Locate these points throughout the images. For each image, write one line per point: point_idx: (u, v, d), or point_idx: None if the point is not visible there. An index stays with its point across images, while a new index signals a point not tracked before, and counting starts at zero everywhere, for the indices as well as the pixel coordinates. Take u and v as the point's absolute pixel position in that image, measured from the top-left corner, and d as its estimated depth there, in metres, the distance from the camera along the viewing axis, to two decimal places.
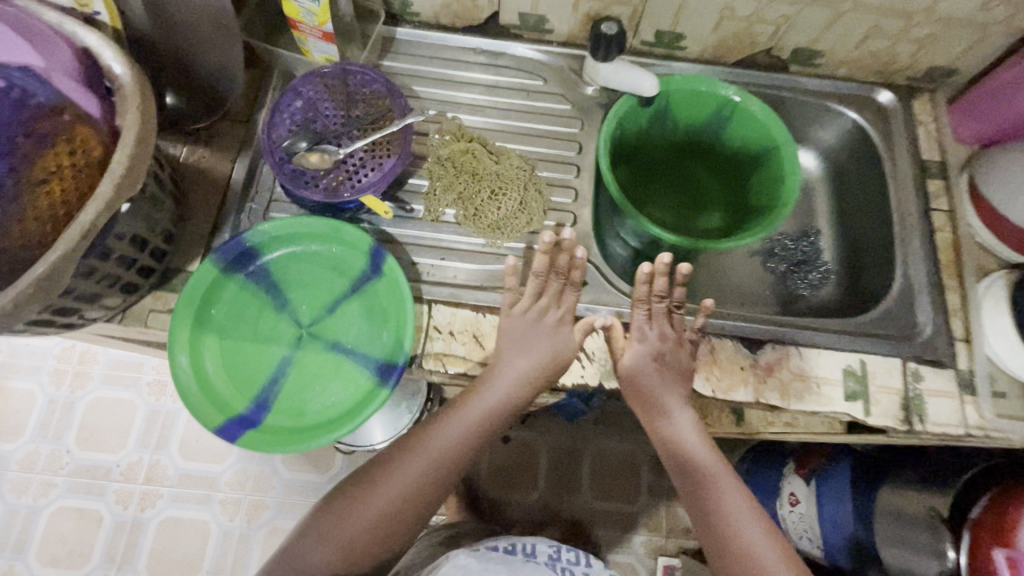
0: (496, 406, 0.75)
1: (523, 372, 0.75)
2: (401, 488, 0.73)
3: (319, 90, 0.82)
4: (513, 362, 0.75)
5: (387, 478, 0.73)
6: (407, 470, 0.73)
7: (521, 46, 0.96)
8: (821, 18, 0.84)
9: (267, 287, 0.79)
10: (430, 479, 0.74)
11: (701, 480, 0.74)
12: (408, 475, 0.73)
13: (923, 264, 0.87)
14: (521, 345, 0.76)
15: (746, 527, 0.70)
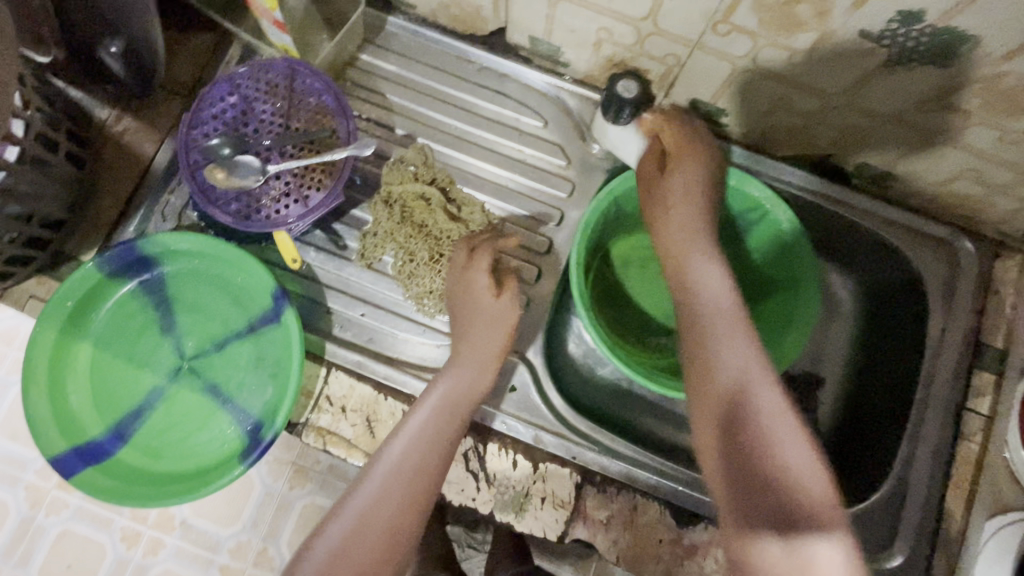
0: (438, 425, 0.59)
1: (445, 401, 0.60)
2: (352, 547, 0.53)
3: (259, 87, 0.68)
4: (428, 399, 0.60)
5: (367, 522, 0.54)
6: (357, 527, 0.53)
7: (528, 73, 0.79)
8: (904, 140, 0.64)
9: (157, 303, 0.70)
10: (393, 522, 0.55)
11: (727, 409, 0.51)
12: (359, 526, 0.54)
13: (931, 473, 0.69)
14: (449, 376, 0.62)
15: (792, 453, 0.46)
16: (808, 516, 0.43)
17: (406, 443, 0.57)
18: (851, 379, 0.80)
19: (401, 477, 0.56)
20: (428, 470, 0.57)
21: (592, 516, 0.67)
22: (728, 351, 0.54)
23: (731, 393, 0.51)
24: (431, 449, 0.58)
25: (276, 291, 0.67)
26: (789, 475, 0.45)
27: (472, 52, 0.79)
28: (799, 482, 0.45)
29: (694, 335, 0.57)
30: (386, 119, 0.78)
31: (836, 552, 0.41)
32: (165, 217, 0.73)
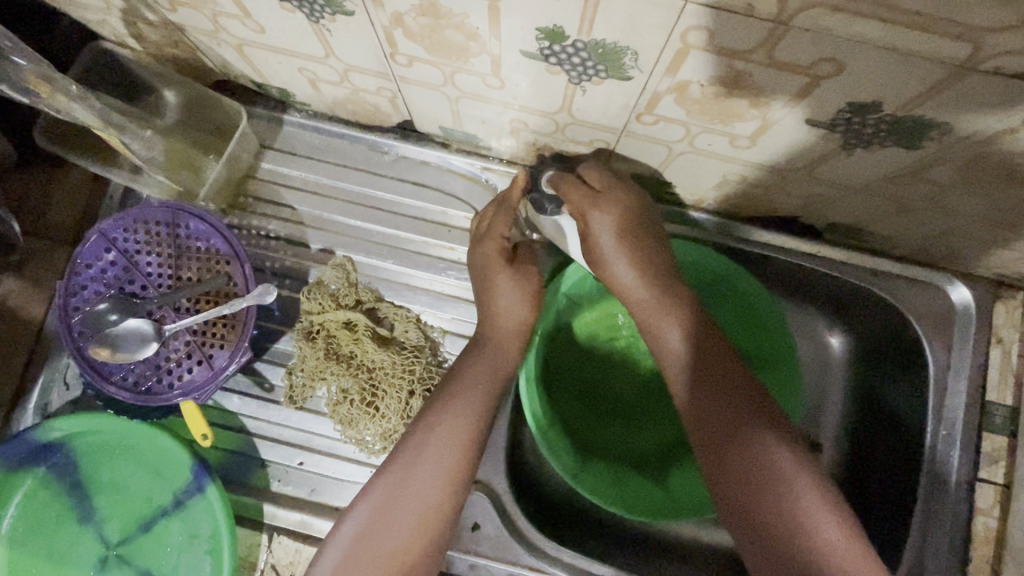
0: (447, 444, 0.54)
1: (449, 429, 0.54)
2: (368, 556, 0.49)
3: (139, 238, 0.60)
4: (429, 419, 0.55)
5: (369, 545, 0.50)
6: (370, 535, 0.50)
7: (449, 158, 0.70)
8: (880, 205, 0.55)
9: (71, 489, 0.63)
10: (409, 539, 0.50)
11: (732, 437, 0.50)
12: (370, 534, 0.50)
13: (947, 559, 0.62)
14: (454, 394, 0.57)
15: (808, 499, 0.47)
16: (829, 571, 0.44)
17: (425, 457, 0.53)
18: (850, 445, 0.74)
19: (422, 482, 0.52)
20: (442, 490, 0.53)
21: None
22: (732, 420, 0.51)
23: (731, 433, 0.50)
24: (451, 465, 0.53)
25: (196, 463, 0.61)
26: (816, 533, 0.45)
27: (384, 143, 0.70)
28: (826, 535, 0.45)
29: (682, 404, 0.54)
30: (298, 234, 0.70)
31: None
32: (69, 384, 0.66)
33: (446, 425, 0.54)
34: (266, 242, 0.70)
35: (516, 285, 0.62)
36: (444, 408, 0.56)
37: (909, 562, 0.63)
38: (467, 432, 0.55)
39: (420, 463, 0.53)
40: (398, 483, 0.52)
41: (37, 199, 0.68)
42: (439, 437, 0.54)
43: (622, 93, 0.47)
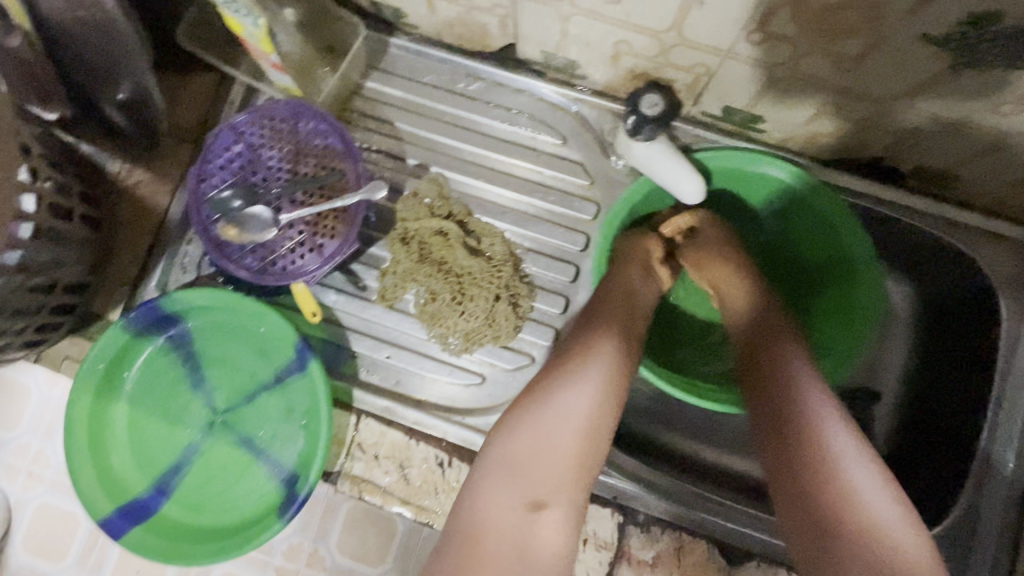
0: (603, 373, 0.52)
1: (601, 363, 0.53)
2: (525, 466, 0.48)
3: (263, 134, 0.66)
4: (585, 356, 0.53)
5: (537, 457, 0.48)
6: (518, 463, 0.48)
7: (542, 86, 0.74)
8: (974, 141, 0.57)
9: (185, 358, 0.70)
10: (572, 454, 0.49)
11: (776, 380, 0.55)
12: (527, 451, 0.48)
13: (1002, 499, 0.64)
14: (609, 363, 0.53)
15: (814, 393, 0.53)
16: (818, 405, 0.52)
17: (579, 383, 0.51)
18: (911, 391, 0.75)
19: (569, 418, 0.49)
20: (597, 414, 0.51)
21: (636, 556, 0.65)
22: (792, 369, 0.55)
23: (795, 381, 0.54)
24: (607, 388, 0.52)
25: (300, 343, 0.66)
26: (893, 545, 0.44)
27: (483, 69, 0.75)
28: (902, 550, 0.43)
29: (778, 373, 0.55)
30: (397, 149, 0.75)
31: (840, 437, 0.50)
32: (185, 269, 0.72)
33: (594, 367, 0.52)
34: (365, 155, 0.75)
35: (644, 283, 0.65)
36: (574, 363, 0.53)
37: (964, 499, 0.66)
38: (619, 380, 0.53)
39: (562, 394, 0.50)
40: (558, 410, 0.50)
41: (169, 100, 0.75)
42: (580, 374, 0.52)
43: (739, 9, 0.50)
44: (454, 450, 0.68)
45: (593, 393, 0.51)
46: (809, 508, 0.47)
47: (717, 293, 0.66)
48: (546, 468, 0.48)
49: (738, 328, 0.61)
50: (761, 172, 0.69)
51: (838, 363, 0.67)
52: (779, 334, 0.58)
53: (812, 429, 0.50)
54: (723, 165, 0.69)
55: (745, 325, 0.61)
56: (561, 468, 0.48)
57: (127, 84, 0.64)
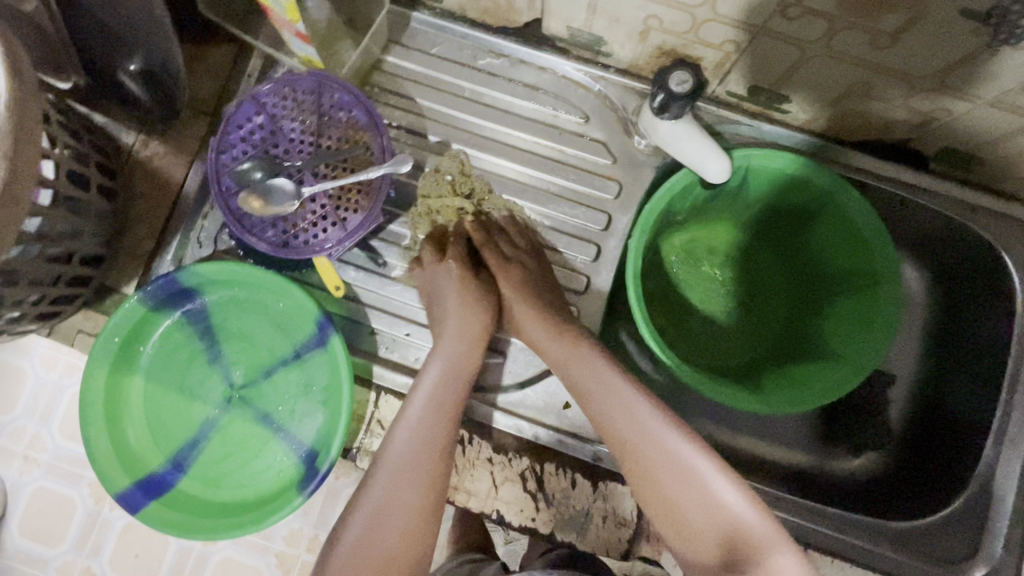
0: (437, 406, 0.59)
1: (431, 393, 0.59)
2: (382, 525, 0.53)
3: (286, 105, 0.65)
4: (416, 395, 0.59)
5: (398, 494, 0.54)
6: (386, 502, 0.54)
7: (565, 63, 0.73)
8: (1003, 122, 0.57)
9: (203, 333, 0.69)
10: (416, 506, 0.54)
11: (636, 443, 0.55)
12: (381, 510, 0.53)
13: (1019, 478, 0.65)
14: (441, 380, 0.60)
15: (666, 442, 0.54)
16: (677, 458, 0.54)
17: (399, 425, 0.57)
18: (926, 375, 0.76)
19: (411, 464, 0.55)
20: (434, 445, 0.57)
21: (656, 534, 0.65)
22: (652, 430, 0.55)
23: (624, 417, 0.56)
24: (431, 424, 0.58)
25: (321, 317, 0.65)
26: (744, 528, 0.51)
27: (506, 45, 0.74)
28: (745, 536, 0.51)
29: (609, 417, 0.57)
30: (418, 125, 0.74)
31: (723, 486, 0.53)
32: (202, 244, 0.71)
33: (418, 405, 0.58)
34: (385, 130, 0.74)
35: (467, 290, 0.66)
36: (415, 389, 0.60)
37: (980, 480, 0.66)
38: (448, 412, 0.59)
39: (400, 428, 0.57)
40: (396, 460, 0.55)
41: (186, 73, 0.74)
42: (424, 411, 0.58)
43: None
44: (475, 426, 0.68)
45: (431, 447, 0.56)
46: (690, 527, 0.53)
47: (508, 312, 0.67)
48: (399, 500, 0.54)
49: (595, 407, 0.58)
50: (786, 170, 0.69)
51: (847, 361, 0.68)
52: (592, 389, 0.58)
53: (661, 458, 0.54)
54: (754, 163, 0.69)
55: (569, 376, 0.60)
56: (410, 498, 0.54)
57: (139, 53, 0.62)
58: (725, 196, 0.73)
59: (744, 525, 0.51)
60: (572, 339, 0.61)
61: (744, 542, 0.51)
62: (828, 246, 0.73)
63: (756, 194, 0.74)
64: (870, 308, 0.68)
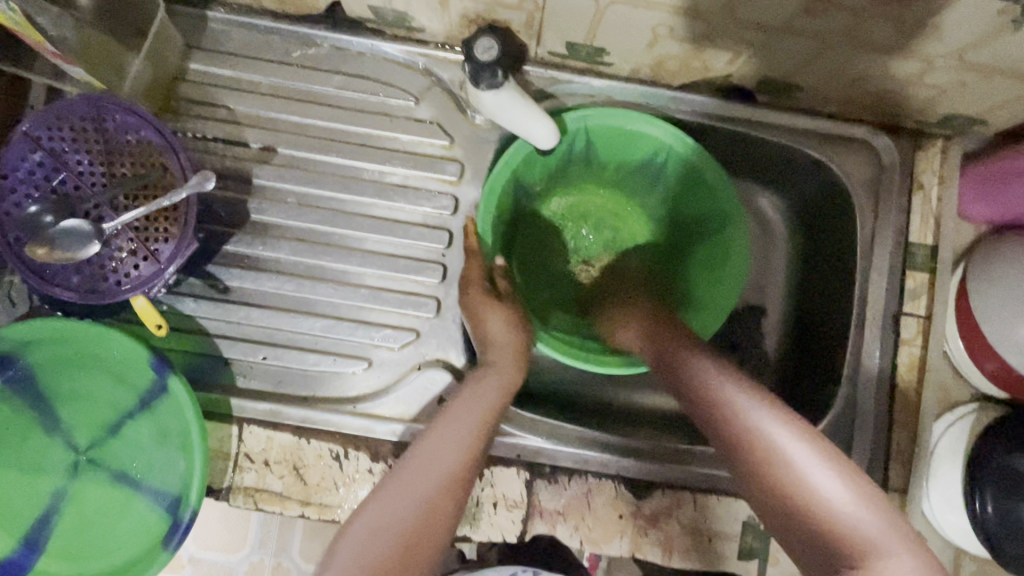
0: (464, 433, 0.55)
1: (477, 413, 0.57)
2: (368, 566, 0.45)
3: (64, 136, 0.58)
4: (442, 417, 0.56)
5: (372, 547, 0.46)
6: (365, 545, 0.46)
7: (382, 45, 0.69)
8: (803, 46, 0.58)
9: (31, 401, 0.63)
10: (421, 522, 0.48)
11: (711, 405, 0.55)
12: (383, 523, 0.48)
13: (875, 383, 0.68)
14: (470, 395, 0.58)
15: (756, 416, 0.52)
16: (733, 420, 0.53)
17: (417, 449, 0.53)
18: (794, 300, 0.78)
19: (433, 472, 0.51)
20: (457, 472, 0.52)
21: (548, 509, 0.65)
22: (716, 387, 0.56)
23: (703, 394, 0.56)
24: (458, 452, 0.53)
25: (155, 360, 0.60)
26: (833, 506, 0.46)
27: (315, 34, 0.69)
28: (842, 511, 0.46)
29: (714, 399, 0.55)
30: (236, 134, 0.69)
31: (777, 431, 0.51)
32: (14, 303, 0.64)
33: (449, 421, 0.56)
34: (201, 145, 0.68)
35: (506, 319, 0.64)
36: (461, 399, 0.58)
37: (844, 393, 0.69)
38: (478, 424, 0.56)
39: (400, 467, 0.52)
40: (420, 464, 0.52)
41: None
42: (450, 428, 0.55)
43: None
44: (350, 440, 0.65)
45: (461, 455, 0.53)
46: (776, 493, 0.48)
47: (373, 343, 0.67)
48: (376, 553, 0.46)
49: (682, 394, 0.58)
50: (638, 131, 0.68)
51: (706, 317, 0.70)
52: (685, 353, 0.60)
53: (742, 419, 0.52)
54: (593, 123, 0.68)
55: (495, 361, 0.62)
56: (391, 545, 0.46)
57: None
58: (575, 156, 0.72)
59: (832, 504, 0.46)
60: (671, 340, 0.63)
61: (827, 521, 0.46)
62: (678, 203, 0.74)
63: (607, 154, 0.73)
64: (723, 255, 0.71)
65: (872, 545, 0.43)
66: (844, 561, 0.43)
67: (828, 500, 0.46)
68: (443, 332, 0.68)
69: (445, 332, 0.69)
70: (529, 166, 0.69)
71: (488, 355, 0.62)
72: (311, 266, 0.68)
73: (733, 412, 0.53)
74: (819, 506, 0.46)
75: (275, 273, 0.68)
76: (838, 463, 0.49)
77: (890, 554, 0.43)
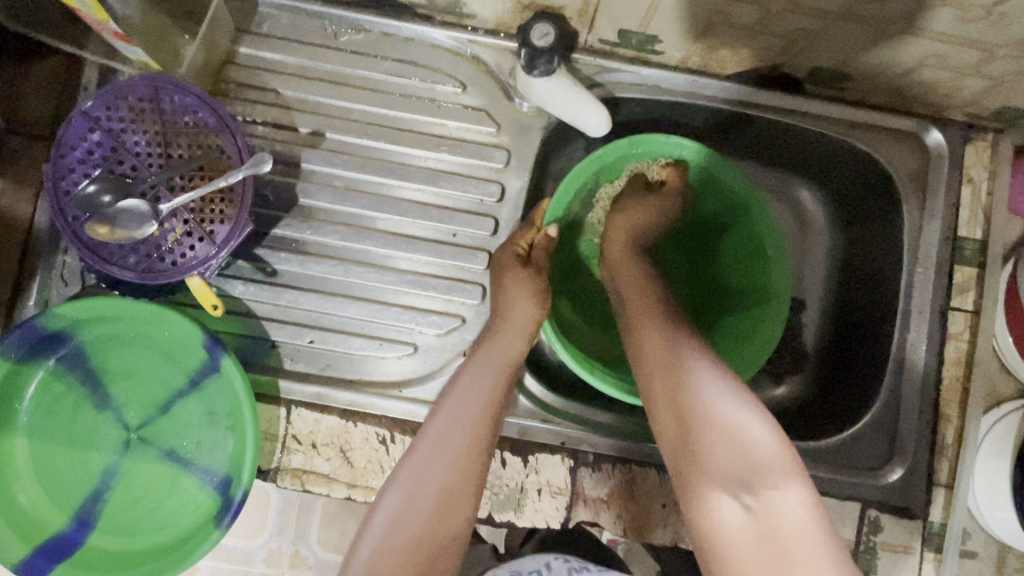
0: (475, 404, 0.57)
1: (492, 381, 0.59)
2: (406, 523, 0.51)
3: (123, 117, 0.59)
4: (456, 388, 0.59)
5: (405, 520, 0.52)
6: (402, 517, 0.52)
7: (431, 31, 0.69)
8: (862, 35, 0.58)
9: (85, 378, 0.64)
10: (452, 485, 0.53)
11: (666, 360, 0.54)
12: (418, 489, 0.53)
13: (921, 378, 0.68)
14: (484, 359, 0.60)
15: (709, 377, 0.52)
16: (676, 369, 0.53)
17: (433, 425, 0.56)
18: (835, 294, 0.78)
19: (457, 432, 0.55)
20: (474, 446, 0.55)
21: (592, 496, 0.65)
22: (673, 340, 0.56)
23: (659, 345, 0.56)
24: (474, 424, 0.56)
25: (208, 340, 0.61)
26: (756, 451, 0.48)
27: (364, 19, 0.69)
28: (764, 448, 0.49)
29: (647, 345, 0.57)
30: (285, 118, 0.69)
31: (716, 383, 0.52)
32: (67, 282, 0.65)
33: (464, 386, 0.58)
34: (250, 129, 0.69)
35: (524, 286, 0.65)
36: (476, 363, 0.60)
37: (888, 386, 0.69)
38: (490, 388, 0.59)
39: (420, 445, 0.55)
40: (438, 439, 0.55)
41: (11, 93, 0.65)
42: (463, 400, 0.57)
43: None
44: (396, 424, 0.65)
45: (481, 419, 0.56)
46: (681, 429, 0.51)
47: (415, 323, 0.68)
48: (411, 524, 0.51)
49: (655, 354, 0.55)
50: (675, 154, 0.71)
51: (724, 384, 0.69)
52: (651, 317, 0.59)
53: (674, 365, 0.54)
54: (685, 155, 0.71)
55: (504, 324, 0.63)
56: (424, 515, 0.52)
57: None
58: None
59: (757, 447, 0.49)
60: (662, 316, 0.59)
61: (751, 467, 0.48)
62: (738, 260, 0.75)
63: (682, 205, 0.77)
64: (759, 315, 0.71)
65: (773, 479, 0.47)
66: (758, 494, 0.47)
67: (752, 444, 0.49)
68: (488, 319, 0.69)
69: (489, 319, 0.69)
70: (612, 169, 0.74)
71: (497, 300, 0.65)
72: (357, 250, 0.69)
73: (658, 361, 0.55)
74: (743, 445, 0.49)
75: (322, 257, 0.68)
76: (762, 409, 0.51)
77: (802, 498, 0.47)
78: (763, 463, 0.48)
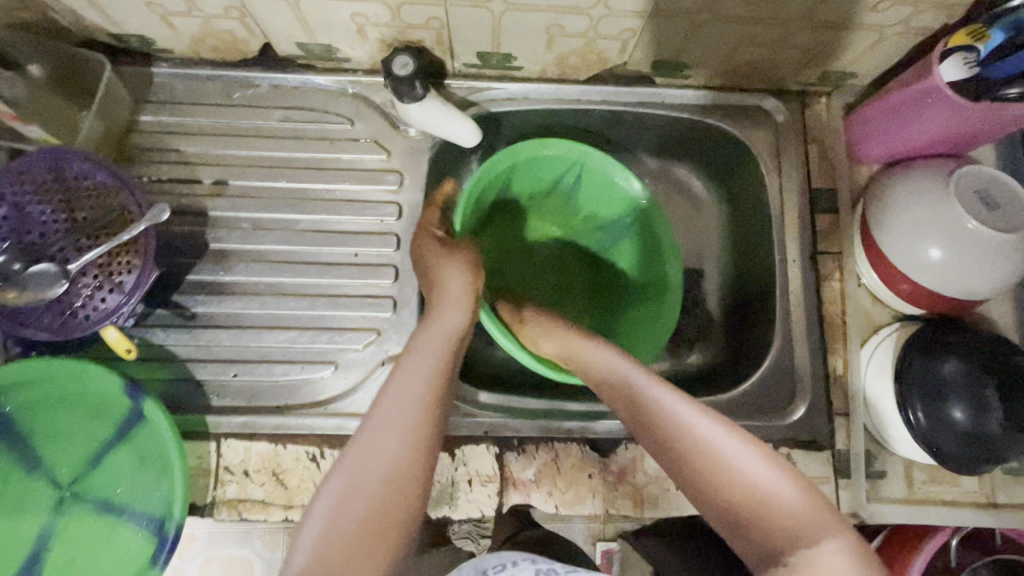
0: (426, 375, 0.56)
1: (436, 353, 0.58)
2: (358, 502, 0.48)
3: (26, 190, 0.64)
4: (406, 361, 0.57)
5: (352, 502, 0.48)
6: (353, 491, 0.49)
7: (314, 77, 0.76)
8: (676, 29, 0.67)
9: (14, 443, 0.65)
10: (402, 466, 0.50)
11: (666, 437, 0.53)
12: (366, 467, 0.50)
13: (805, 320, 0.74)
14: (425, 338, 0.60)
15: (698, 427, 0.52)
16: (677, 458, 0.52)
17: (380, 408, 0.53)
18: (728, 258, 0.85)
19: (405, 408, 0.53)
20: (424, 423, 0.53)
21: (520, 479, 0.68)
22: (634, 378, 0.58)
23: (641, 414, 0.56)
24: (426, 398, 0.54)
25: (127, 386, 0.63)
26: (751, 483, 0.48)
27: (254, 76, 0.76)
28: (748, 474, 0.49)
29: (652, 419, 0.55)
30: (189, 173, 0.74)
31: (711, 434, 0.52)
32: None
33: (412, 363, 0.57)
34: (157, 188, 0.74)
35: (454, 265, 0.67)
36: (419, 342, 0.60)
37: (780, 332, 0.74)
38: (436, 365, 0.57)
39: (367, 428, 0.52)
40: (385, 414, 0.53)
41: None
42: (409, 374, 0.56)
43: None
44: (325, 440, 0.68)
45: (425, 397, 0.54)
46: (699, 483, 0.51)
47: (336, 343, 0.72)
48: (357, 504, 0.48)
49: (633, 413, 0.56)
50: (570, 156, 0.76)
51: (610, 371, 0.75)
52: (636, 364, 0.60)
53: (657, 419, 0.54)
54: (590, 160, 0.76)
55: (447, 297, 0.65)
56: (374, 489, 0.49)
57: None
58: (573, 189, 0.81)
59: (760, 489, 0.48)
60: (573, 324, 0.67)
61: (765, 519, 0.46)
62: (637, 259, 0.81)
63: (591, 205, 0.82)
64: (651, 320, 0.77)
65: (775, 506, 0.47)
66: (791, 553, 0.44)
67: (756, 488, 0.48)
68: (402, 329, 0.73)
69: (402, 329, 0.73)
70: (526, 171, 0.77)
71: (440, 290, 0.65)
72: (272, 284, 0.73)
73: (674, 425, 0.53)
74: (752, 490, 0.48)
75: (240, 295, 0.72)
76: (742, 433, 0.52)
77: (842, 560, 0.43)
78: (776, 513, 0.46)
